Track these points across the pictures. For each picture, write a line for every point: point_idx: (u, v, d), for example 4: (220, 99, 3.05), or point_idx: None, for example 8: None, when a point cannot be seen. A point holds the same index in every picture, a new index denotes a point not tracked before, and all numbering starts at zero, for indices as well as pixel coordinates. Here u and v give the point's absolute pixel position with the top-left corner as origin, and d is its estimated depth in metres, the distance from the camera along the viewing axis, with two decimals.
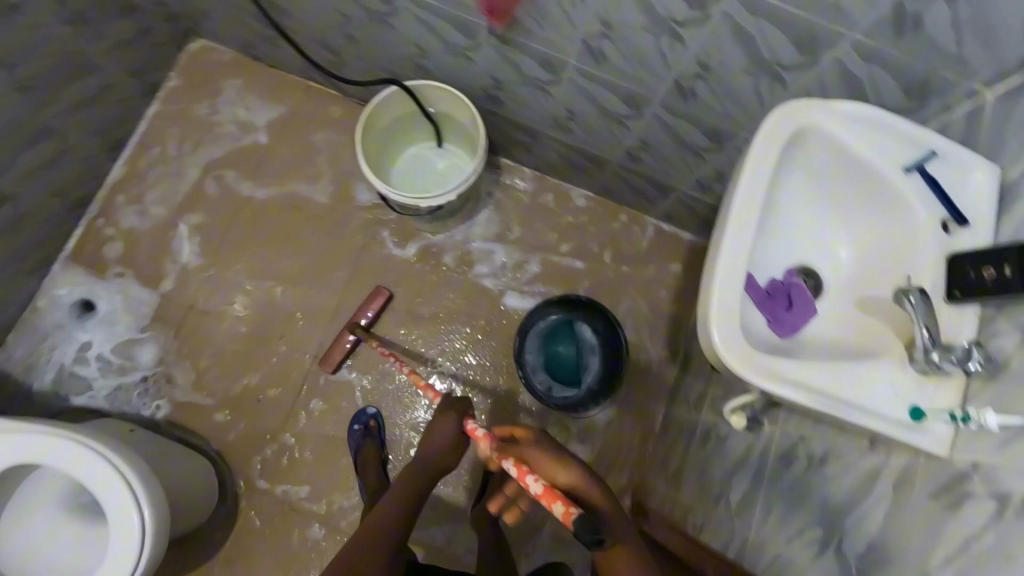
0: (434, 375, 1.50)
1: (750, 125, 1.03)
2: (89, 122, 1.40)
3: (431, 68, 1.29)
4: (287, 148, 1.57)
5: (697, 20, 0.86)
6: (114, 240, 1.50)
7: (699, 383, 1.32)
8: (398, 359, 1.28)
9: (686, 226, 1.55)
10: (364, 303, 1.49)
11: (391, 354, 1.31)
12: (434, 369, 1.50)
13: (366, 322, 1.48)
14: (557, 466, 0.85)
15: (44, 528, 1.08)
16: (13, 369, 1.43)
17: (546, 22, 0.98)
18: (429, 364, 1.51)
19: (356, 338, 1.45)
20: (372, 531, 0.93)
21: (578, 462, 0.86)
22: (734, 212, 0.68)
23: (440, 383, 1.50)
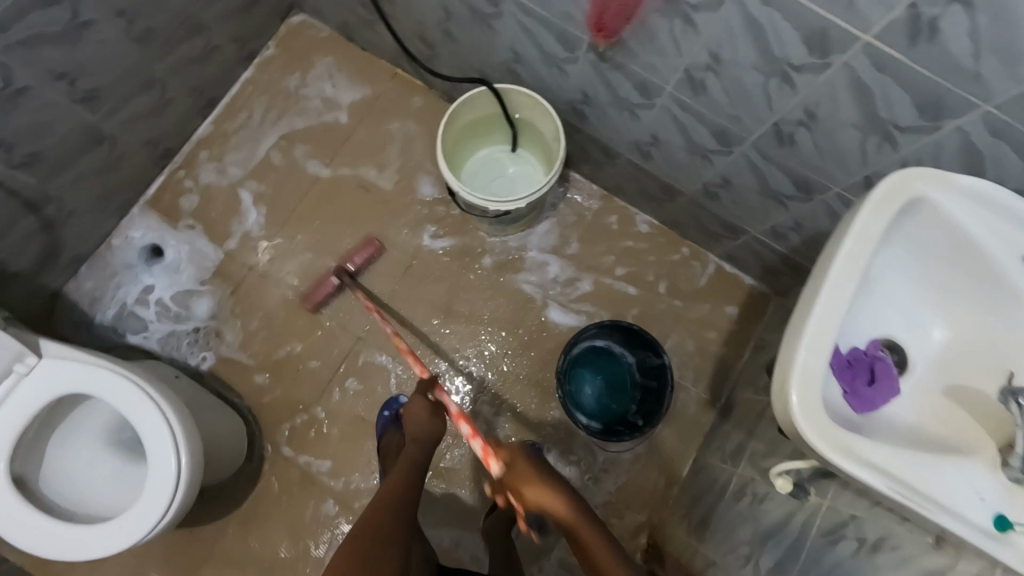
0: (464, 375, 1.49)
1: (845, 181, 0.99)
2: (189, 78, 1.46)
3: (522, 74, 1.29)
4: (365, 130, 1.60)
5: (815, 67, 0.82)
6: (191, 193, 1.56)
7: (739, 435, 1.27)
8: (380, 317, 1.32)
9: (749, 270, 1.50)
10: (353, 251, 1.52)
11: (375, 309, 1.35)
12: (466, 370, 1.50)
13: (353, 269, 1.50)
14: (543, 490, 0.96)
15: (98, 467, 1.13)
16: (80, 299, 1.50)
17: (652, 46, 0.97)
18: (461, 364, 1.50)
19: (340, 283, 1.48)
20: (379, 523, 0.97)
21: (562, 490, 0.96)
22: (831, 277, 0.64)
23: (468, 384, 1.49)
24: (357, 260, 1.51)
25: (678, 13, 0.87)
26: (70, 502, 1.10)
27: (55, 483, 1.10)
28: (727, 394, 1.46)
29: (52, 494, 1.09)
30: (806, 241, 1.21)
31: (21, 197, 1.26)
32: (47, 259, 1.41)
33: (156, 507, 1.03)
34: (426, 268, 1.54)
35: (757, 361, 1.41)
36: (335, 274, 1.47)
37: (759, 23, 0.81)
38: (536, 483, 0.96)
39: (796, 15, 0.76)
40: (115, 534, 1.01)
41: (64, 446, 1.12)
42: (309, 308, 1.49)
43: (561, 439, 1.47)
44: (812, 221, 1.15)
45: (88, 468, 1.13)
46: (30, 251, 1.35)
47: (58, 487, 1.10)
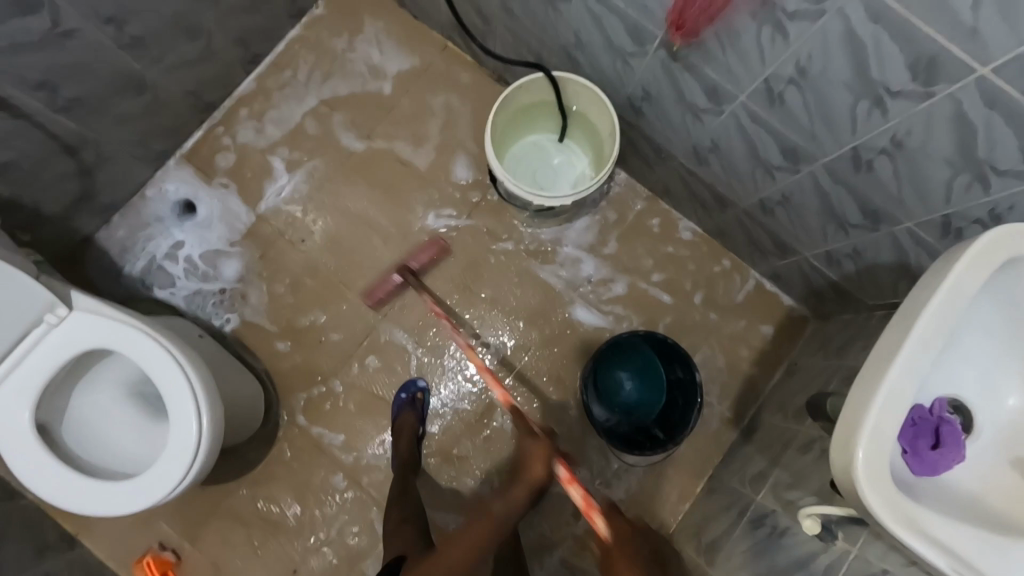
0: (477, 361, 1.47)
1: (921, 217, 0.92)
2: (236, 31, 1.42)
3: (581, 62, 1.22)
4: (410, 102, 1.54)
5: (915, 95, 0.76)
6: (228, 150, 1.53)
7: (762, 459, 1.24)
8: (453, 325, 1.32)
9: (791, 290, 1.44)
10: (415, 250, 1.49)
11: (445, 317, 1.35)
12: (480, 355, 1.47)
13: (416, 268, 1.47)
14: None
15: (131, 426, 1.14)
16: (110, 247, 1.49)
17: (733, 51, 0.90)
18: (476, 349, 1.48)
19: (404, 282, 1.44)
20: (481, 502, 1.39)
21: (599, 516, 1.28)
22: (914, 334, 0.60)
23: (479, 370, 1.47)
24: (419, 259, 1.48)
25: (770, 19, 0.81)
26: (128, 467, 1.12)
27: (98, 460, 1.11)
28: (752, 415, 1.42)
29: (102, 468, 1.10)
30: (861, 271, 1.15)
31: (59, 140, 1.24)
32: (81, 204, 1.39)
33: (176, 469, 1.02)
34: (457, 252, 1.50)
35: (788, 386, 1.36)
36: (399, 271, 1.44)
37: (861, 42, 0.74)
38: None
39: (905, 38, 0.70)
40: (136, 491, 1.02)
41: (85, 430, 1.12)
42: (372, 305, 1.47)
43: (576, 440, 1.44)
44: (872, 251, 1.08)
45: (122, 433, 1.14)
46: (64, 194, 1.33)
47: (105, 460, 1.11)
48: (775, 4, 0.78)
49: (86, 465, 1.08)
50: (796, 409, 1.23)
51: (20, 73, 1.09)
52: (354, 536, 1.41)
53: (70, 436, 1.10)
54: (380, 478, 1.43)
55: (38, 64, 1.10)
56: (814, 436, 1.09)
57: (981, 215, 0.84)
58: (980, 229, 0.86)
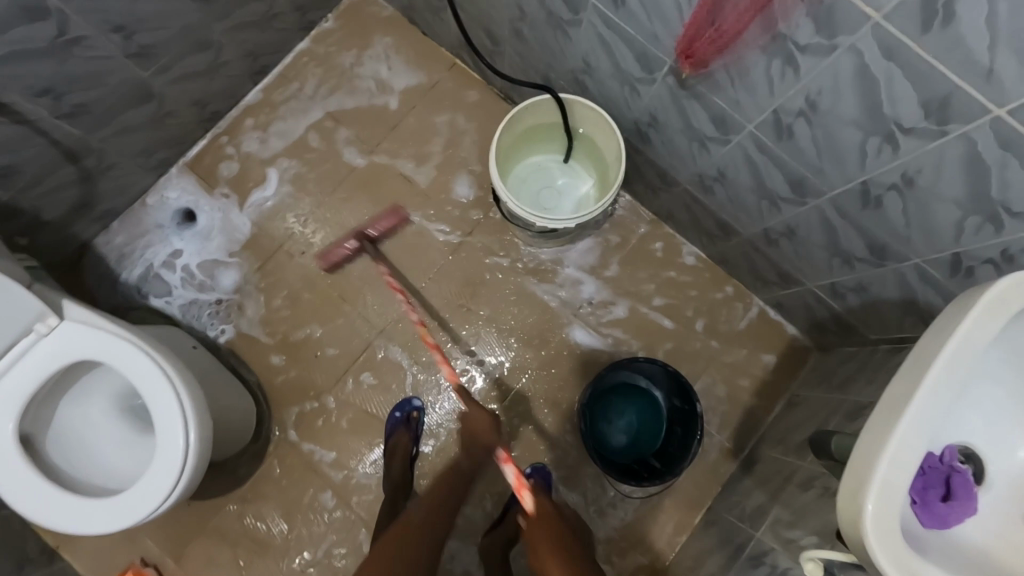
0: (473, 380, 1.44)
1: (930, 255, 0.91)
2: (245, 43, 1.42)
3: (589, 86, 1.22)
4: (415, 119, 1.54)
5: (927, 133, 0.74)
6: (231, 160, 1.52)
7: (761, 494, 1.21)
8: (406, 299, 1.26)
9: (794, 320, 1.42)
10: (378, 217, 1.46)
11: (399, 289, 1.30)
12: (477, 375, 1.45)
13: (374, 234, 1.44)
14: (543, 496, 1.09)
15: (120, 438, 1.12)
16: (108, 253, 1.48)
17: (742, 82, 0.89)
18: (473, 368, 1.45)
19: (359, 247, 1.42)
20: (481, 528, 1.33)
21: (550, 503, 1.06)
22: (926, 383, 0.58)
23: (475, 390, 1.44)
24: (381, 227, 1.45)
25: (781, 52, 0.80)
26: (122, 480, 1.09)
27: (90, 479, 1.08)
28: (752, 446, 1.39)
29: (95, 487, 1.07)
30: (866, 305, 1.13)
31: (62, 147, 1.24)
32: (81, 210, 1.38)
33: (162, 486, 1.00)
34: (457, 268, 1.49)
35: (790, 418, 1.33)
36: (355, 237, 1.42)
37: (873, 78, 0.73)
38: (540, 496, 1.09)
39: (919, 77, 0.69)
40: (119, 509, 0.99)
41: (70, 450, 1.09)
42: (326, 269, 1.45)
43: (572, 466, 1.41)
44: (879, 286, 1.06)
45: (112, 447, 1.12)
46: (64, 200, 1.32)
47: (96, 477, 1.09)
48: (786, 36, 0.77)
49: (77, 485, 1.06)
50: (798, 444, 1.20)
51: (26, 80, 1.08)
52: (340, 558, 1.37)
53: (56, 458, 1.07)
54: (370, 498, 1.39)
55: (45, 71, 1.10)
56: (817, 473, 1.06)
57: (992, 256, 0.83)
58: (991, 269, 0.85)
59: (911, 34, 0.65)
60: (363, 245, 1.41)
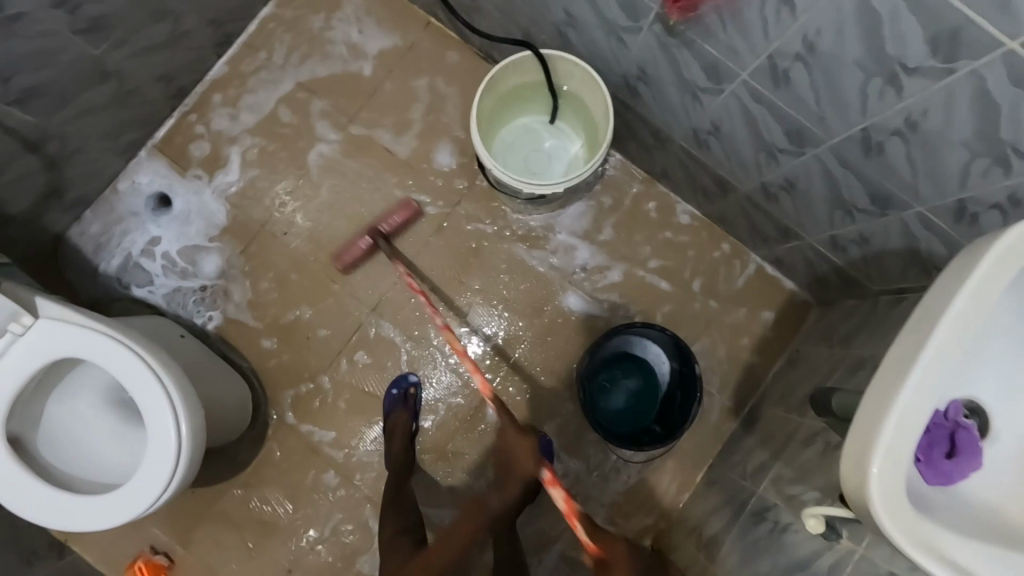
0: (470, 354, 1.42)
1: (934, 201, 0.87)
2: (204, 11, 1.33)
3: (573, 39, 1.14)
4: (392, 84, 1.46)
5: (933, 72, 0.69)
6: (203, 140, 1.45)
7: (763, 451, 1.21)
8: (428, 300, 1.23)
9: (793, 275, 1.39)
10: (390, 211, 1.42)
11: (417, 287, 1.26)
12: (473, 349, 1.43)
13: (388, 230, 1.41)
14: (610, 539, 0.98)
15: (112, 434, 1.10)
16: (84, 245, 1.43)
17: (735, 25, 0.83)
18: (468, 342, 1.43)
19: (374, 244, 1.39)
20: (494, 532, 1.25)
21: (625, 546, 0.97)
22: (933, 340, 0.55)
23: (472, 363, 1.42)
24: (392, 222, 1.41)
25: None
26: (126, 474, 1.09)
27: (93, 479, 1.07)
28: (753, 403, 1.39)
29: (100, 485, 1.07)
30: (868, 257, 1.10)
31: (19, 135, 1.17)
32: (49, 200, 1.33)
33: (158, 480, 0.99)
34: (446, 239, 1.44)
35: (791, 375, 1.32)
36: (369, 234, 1.38)
37: (876, 13, 0.68)
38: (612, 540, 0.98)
39: (925, 9, 0.63)
40: (117, 505, 0.98)
41: (64, 451, 1.07)
42: (342, 270, 1.42)
43: (573, 433, 1.41)
44: (880, 237, 1.03)
45: (108, 443, 1.10)
46: (30, 191, 1.26)
47: (100, 476, 1.08)
48: None
49: (82, 488, 1.05)
50: (799, 400, 1.19)
51: None
52: (348, 535, 1.38)
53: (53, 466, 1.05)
54: (373, 476, 1.40)
55: None
56: (818, 429, 1.05)
57: (999, 201, 0.79)
58: (998, 214, 0.81)
59: None
60: (378, 242, 1.38)
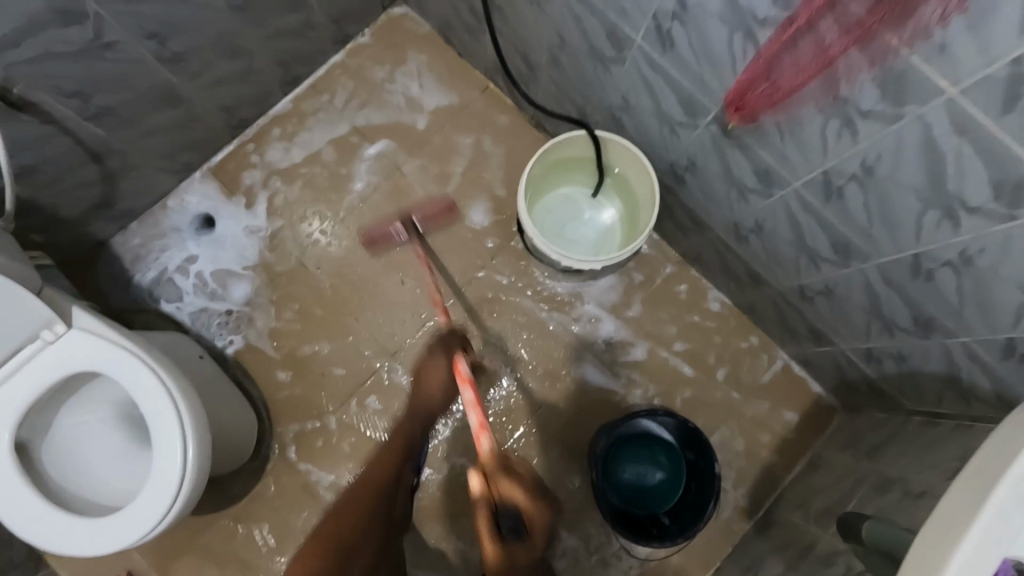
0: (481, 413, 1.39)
1: (982, 334, 0.85)
2: (278, 53, 1.40)
3: (626, 123, 1.18)
4: (443, 140, 1.51)
5: (995, 214, 0.69)
6: (255, 168, 1.50)
7: (776, 561, 1.15)
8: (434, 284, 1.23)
9: (821, 377, 1.36)
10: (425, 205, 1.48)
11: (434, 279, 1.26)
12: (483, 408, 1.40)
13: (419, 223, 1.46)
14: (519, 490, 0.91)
15: (115, 452, 1.09)
16: (124, 254, 1.46)
17: (794, 138, 0.85)
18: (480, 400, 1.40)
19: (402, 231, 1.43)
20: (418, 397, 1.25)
21: (525, 492, 0.91)
22: (993, 502, 0.54)
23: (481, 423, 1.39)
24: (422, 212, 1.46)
25: (840, 114, 0.76)
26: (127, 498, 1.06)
27: (94, 501, 1.05)
28: (769, 506, 1.33)
29: (101, 508, 1.05)
30: (904, 374, 1.07)
31: (86, 147, 1.22)
32: (100, 211, 1.37)
33: (155, 508, 0.96)
34: (435, 229, 1.47)
35: (812, 482, 1.27)
36: (401, 220, 1.44)
37: (940, 151, 0.69)
38: (519, 497, 0.90)
39: (993, 156, 0.64)
40: (109, 531, 0.96)
41: (67, 464, 1.06)
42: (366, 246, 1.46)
43: (576, 511, 1.36)
44: (919, 356, 1.00)
45: (108, 466, 1.08)
46: (85, 198, 1.31)
47: (100, 499, 1.06)
48: (848, 100, 0.73)
49: (84, 509, 1.03)
50: (818, 512, 1.14)
51: (54, 80, 1.06)
52: None
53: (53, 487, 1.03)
54: None
55: (76, 72, 1.08)
56: (837, 550, 0.99)
57: None
58: None
59: (990, 113, 0.61)
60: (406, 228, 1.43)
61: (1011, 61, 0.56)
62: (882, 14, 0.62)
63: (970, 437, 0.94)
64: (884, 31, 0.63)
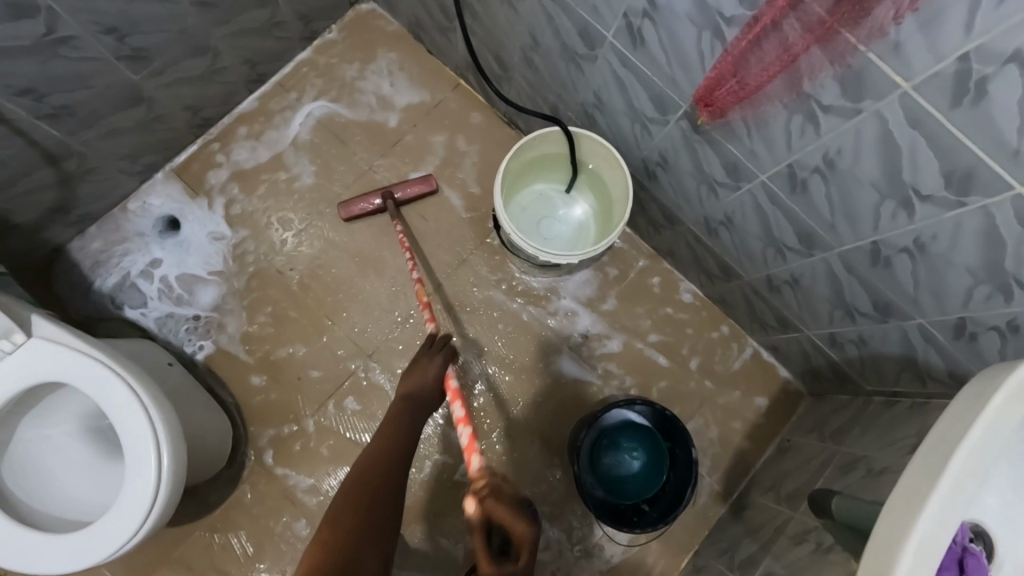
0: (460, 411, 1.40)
1: (936, 316, 0.90)
2: (244, 50, 1.36)
3: (599, 120, 1.20)
4: (415, 138, 1.51)
5: (946, 203, 0.74)
6: (221, 168, 1.46)
7: (750, 541, 1.19)
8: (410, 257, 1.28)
9: (788, 364, 1.42)
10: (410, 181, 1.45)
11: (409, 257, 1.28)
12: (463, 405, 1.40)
13: (400, 198, 1.43)
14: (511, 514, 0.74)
15: (85, 465, 1.06)
16: (82, 259, 1.40)
17: (760, 134, 0.88)
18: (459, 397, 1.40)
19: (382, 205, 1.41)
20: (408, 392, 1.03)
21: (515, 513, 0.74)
22: (948, 473, 0.57)
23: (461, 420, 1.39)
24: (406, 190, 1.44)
25: (803, 109, 0.79)
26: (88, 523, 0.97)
27: (64, 517, 1.01)
28: (743, 490, 1.38)
29: (71, 524, 1.00)
30: (865, 357, 1.13)
31: (41, 148, 1.17)
32: (56, 215, 1.31)
33: (129, 521, 0.93)
34: (414, 205, 1.47)
35: (782, 465, 1.33)
36: (380, 193, 1.41)
37: (896, 144, 0.73)
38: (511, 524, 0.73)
39: (944, 148, 0.68)
40: (78, 548, 0.92)
41: (30, 483, 1.02)
42: (347, 219, 1.43)
43: (557, 503, 1.37)
44: (879, 340, 1.06)
45: (90, 483, 1.05)
46: (40, 202, 1.25)
47: (74, 515, 1.02)
48: (810, 96, 0.77)
49: (53, 526, 0.99)
50: (789, 492, 1.19)
51: (5, 78, 1.02)
52: None
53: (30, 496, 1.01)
54: None
55: (29, 70, 1.04)
56: (808, 527, 1.04)
57: (999, 324, 0.83)
58: (996, 337, 0.85)
59: (940, 107, 0.65)
60: (386, 202, 1.40)
61: (958, 59, 0.60)
62: (841, 14, 0.65)
63: (926, 414, 0.99)
64: (843, 30, 0.67)
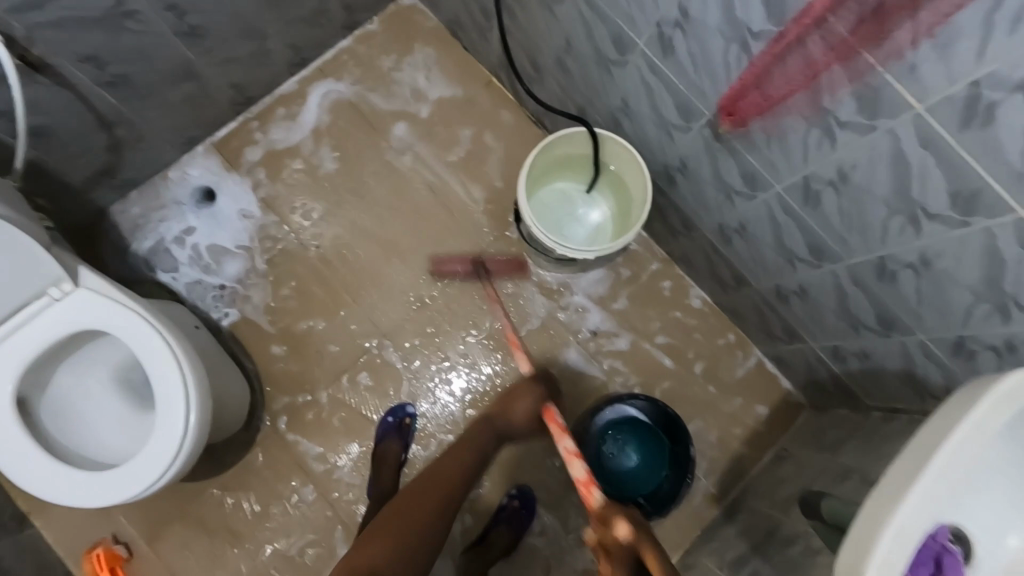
0: (467, 395, 1.44)
1: (937, 333, 0.94)
2: (290, 35, 1.43)
3: (625, 124, 1.24)
4: (445, 130, 1.56)
5: (951, 221, 0.78)
6: (257, 146, 1.53)
7: (741, 541, 1.23)
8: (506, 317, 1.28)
9: (791, 374, 1.45)
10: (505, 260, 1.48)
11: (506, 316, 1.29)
12: (471, 389, 1.45)
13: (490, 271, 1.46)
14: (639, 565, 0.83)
15: (113, 412, 1.12)
16: (122, 222, 1.47)
17: (779, 145, 0.92)
18: (468, 381, 1.45)
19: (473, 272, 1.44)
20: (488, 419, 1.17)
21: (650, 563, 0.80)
22: (927, 473, 0.61)
23: (469, 403, 1.44)
24: (496, 265, 1.47)
25: (822, 124, 0.83)
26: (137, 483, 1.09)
27: (94, 457, 1.08)
28: (737, 493, 1.42)
29: (101, 464, 1.08)
30: (867, 371, 1.16)
31: (97, 113, 1.24)
32: (101, 178, 1.38)
33: (156, 467, 0.99)
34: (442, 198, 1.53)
35: (778, 472, 1.36)
36: (474, 260, 1.44)
37: (908, 161, 0.77)
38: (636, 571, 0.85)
39: (952, 167, 0.72)
40: (108, 487, 0.98)
41: (64, 422, 1.09)
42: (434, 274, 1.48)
43: (556, 491, 1.41)
44: (882, 355, 1.09)
45: (125, 435, 1.11)
46: (89, 164, 1.32)
47: (103, 456, 1.09)
48: (829, 111, 0.81)
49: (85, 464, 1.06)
50: (784, 498, 1.22)
51: (72, 44, 1.08)
52: (308, 553, 1.36)
53: (82, 444, 1.09)
54: (351, 498, 1.38)
55: (95, 40, 1.10)
56: (799, 531, 1.07)
57: (996, 343, 0.86)
58: (993, 357, 0.88)
59: (951, 128, 0.69)
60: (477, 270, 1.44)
61: (970, 84, 0.63)
62: (863, 34, 0.69)
63: None
64: (863, 50, 0.71)
